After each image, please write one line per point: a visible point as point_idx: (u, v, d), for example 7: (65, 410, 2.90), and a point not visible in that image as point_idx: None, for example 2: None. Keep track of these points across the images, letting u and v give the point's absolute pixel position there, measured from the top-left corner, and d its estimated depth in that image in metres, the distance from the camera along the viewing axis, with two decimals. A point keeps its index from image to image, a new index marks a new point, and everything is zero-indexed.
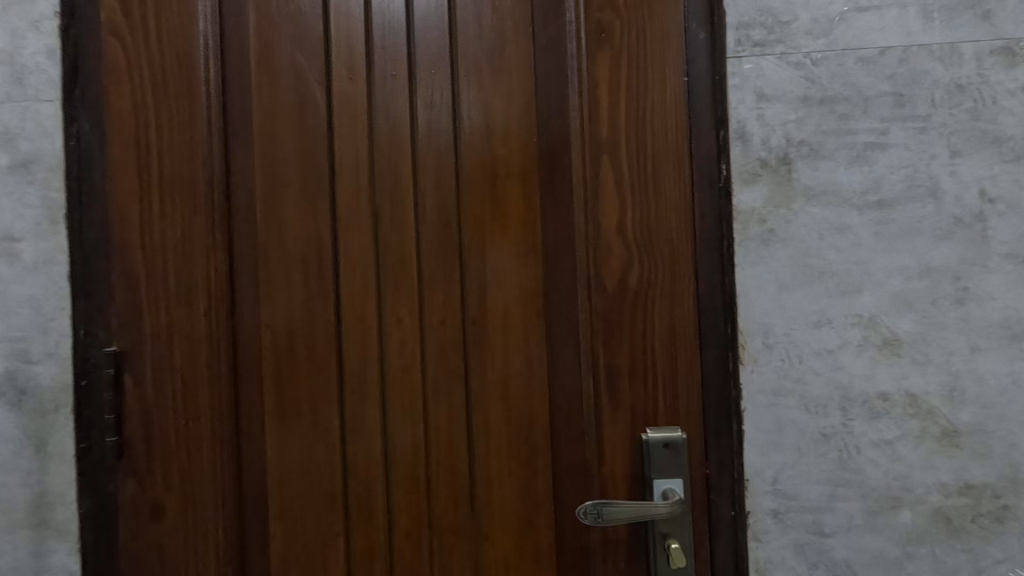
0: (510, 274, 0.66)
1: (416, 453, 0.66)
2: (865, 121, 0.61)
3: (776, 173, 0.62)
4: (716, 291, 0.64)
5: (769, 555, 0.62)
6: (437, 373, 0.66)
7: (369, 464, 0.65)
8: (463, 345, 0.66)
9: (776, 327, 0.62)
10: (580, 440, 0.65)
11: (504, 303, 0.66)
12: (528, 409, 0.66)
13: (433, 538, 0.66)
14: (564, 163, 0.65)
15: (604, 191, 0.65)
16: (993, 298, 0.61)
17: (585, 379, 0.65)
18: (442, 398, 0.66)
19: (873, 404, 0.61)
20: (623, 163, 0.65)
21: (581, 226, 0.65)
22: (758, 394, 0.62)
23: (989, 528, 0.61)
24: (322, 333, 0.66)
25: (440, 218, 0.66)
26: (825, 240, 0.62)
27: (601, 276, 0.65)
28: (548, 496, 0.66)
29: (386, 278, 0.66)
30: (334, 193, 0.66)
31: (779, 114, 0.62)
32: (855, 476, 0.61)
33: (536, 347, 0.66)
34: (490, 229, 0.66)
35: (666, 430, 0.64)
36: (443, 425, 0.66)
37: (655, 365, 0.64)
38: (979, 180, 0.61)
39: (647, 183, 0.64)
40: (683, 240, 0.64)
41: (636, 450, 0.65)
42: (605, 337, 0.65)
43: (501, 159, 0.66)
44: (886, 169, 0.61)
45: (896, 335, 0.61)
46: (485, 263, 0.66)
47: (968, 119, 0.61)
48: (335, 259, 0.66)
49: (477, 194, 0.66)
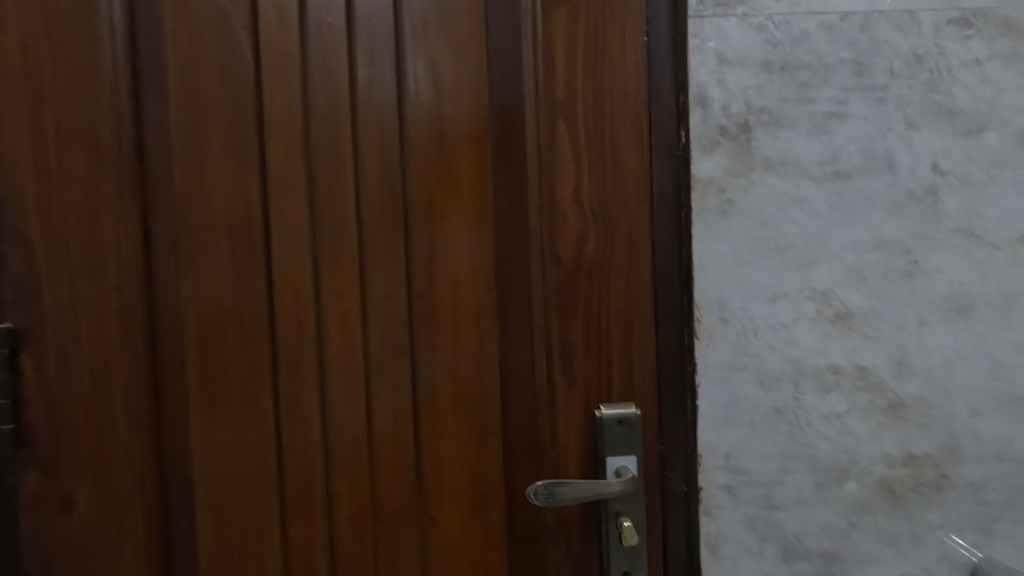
0: (460, 245, 0.62)
1: (358, 435, 0.62)
2: (825, 90, 0.60)
3: (735, 141, 0.60)
4: (673, 264, 0.62)
5: (721, 530, 0.61)
6: (381, 349, 0.61)
7: (307, 448, 0.61)
8: (409, 320, 0.62)
9: (732, 301, 0.60)
10: (533, 419, 0.62)
11: (453, 276, 0.62)
12: (479, 388, 0.62)
13: (377, 525, 0.62)
14: (517, 127, 0.61)
15: (560, 157, 0.61)
16: (941, 272, 0.61)
17: (538, 355, 0.62)
18: (386, 377, 0.62)
19: (825, 377, 0.61)
20: (580, 128, 0.61)
21: (535, 194, 0.61)
22: (713, 368, 0.61)
23: (929, 497, 0.62)
24: (253, 307, 0.60)
25: (384, 182, 0.61)
26: (783, 212, 0.60)
27: (556, 248, 0.61)
28: (500, 478, 0.63)
29: (324, 248, 0.61)
30: (264, 153, 0.59)
31: (740, 79, 0.60)
32: (805, 450, 0.61)
33: (487, 322, 0.62)
34: (438, 196, 0.61)
35: (620, 407, 0.62)
36: (388, 405, 0.62)
37: (610, 341, 0.62)
38: (932, 153, 0.60)
39: (604, 149, 0.61)
40: (641, 211, 0.62)
41: (590, 428, 0.63)
42: (559, 312, 0.62)
43: (450, 120, 0.61)
44: (844, 140, 0.60)
45: (848, 309, 0.61)
46: (433, 232, 0.61)
47: (924, 90, 0.60)
48: (267, 227, 0.60)
49: (424, 158, 0.61)
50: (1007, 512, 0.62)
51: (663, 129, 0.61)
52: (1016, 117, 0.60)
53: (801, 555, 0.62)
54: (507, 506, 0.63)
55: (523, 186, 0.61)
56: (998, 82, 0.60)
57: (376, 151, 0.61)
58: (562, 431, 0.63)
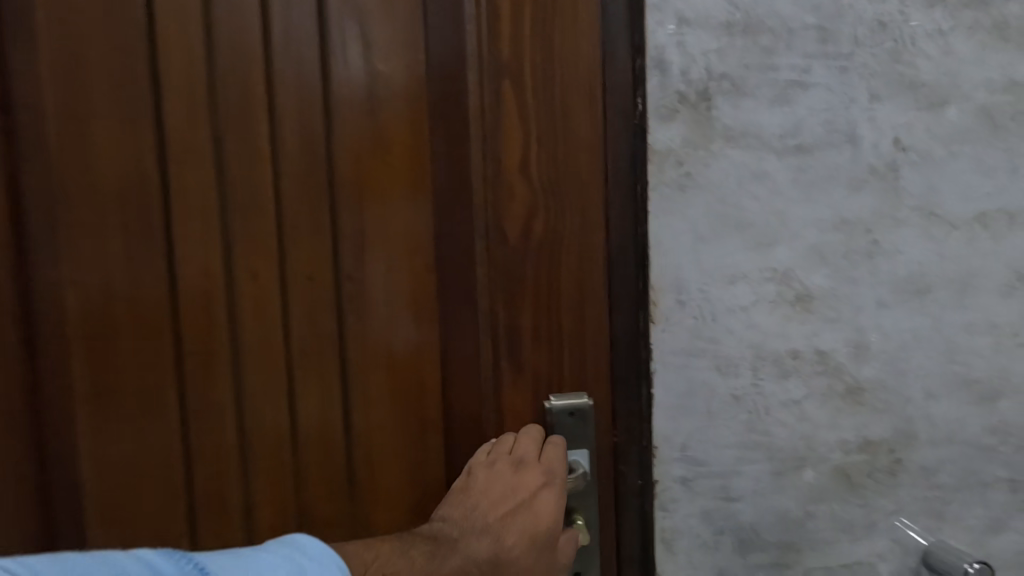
0: (395, 221, 0.55)
1: (280, 434, 0.55)
2: (788, 56, 0.56)
3: (695, 110, 0.55)
4: (629, 242, 0.57)
5: (676, 524, 0.58)
6: (305, 339, 0.55)
7: (219, 451, 0.54)
8: (337, 305, 0.55)
9: (690, 282, 0.56)
10: (478, 411, 0.57)
11: (387, 255, 0.56)
12: (417, 378, 0.57)
13: (303, 533, 0.56)
14: (458, 89, 0.55)
15: (506, 123, 0.55)
16: (900, 252, 0.59)
17: (482, 342, 0.56)
18: (311, 369, 0.55)
19: (784, 362, 0.58)
20: (528, 91, 0.55)
21: (479, 165, 0.55)
22: (669, 355, 0.57)
23: (884, 482, 0.60)
24: (150, 292, 0.52)
25: (306, 149, 0.54)
26: (743, 187, 0.56)
27: (502, 225, 0.56)
28: (442, 477, 0.58)
29: (235, 224, 0.53)
30: (161, 113, 0.51)
31: (700, 42, 0.55)
32: (763, 438, 0.58)
33: (425, 307, 0.57)
34: (369, 166, 0.55)
35: (572, 397, 0.57)
36: (314, 400, 0.55)
37: (561, 326, 0.57)
38: (894, 127, 0.58)
39: (554, 116, 0.56)
40: (594, 184, 0.56)
41: (539, 421, 0.58)
42: (506, 294, 0.56)
43: (382, 81, 0.55)
44: (806, 111, 0.57)
45: (808, 290, 0.58)
46: (364, 206, 0.55)
47: (888, 60, 0.57)
48: (165, 199, 0.52)
49: (352, 122, 0.54)
50: (958, 496, 0.61)
51: (618, 95, 0.56)
52: (976, 92, 0.58)
53: (757, 547, 0.59)
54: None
55: (463, 156, 0.55)
56: (960, 54, 0.58)
57: (295, 113, 0.53)
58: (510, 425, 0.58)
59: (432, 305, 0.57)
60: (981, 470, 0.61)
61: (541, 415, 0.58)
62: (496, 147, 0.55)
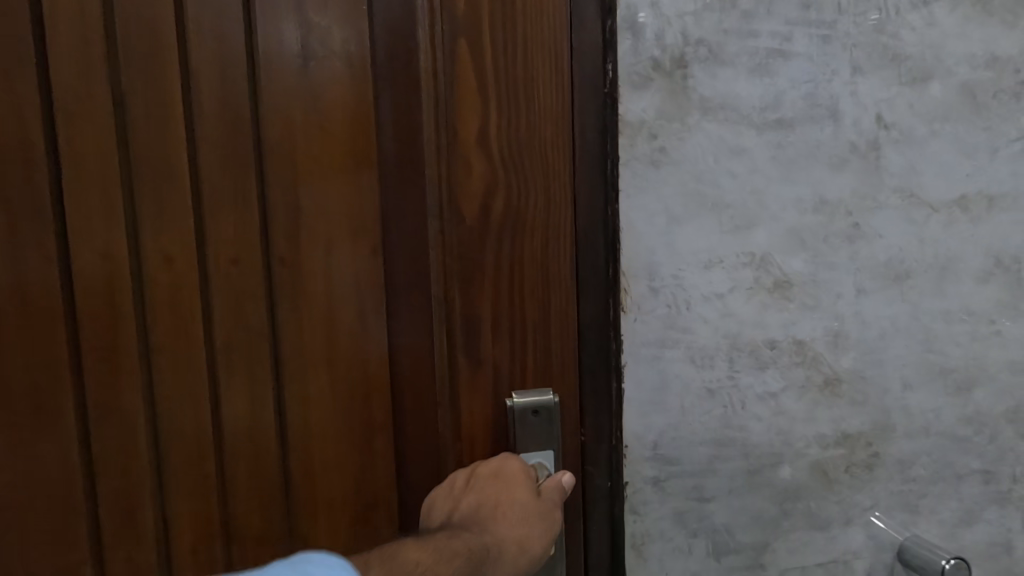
0: (333, 200, 0.49)
1: (200, 437, 0.49)
2: (769, 23, 0.52)
3: (670, 78, 0.51)
4: (598, 223, 0.52)
5: (647, 528, 0.54)
6: (228, 332, 0.49)
7: (131, 456, 0.49)
8: (265, 295, 0.49)
9: (663, 268, 0.52)
10: (431, 409, 0.52)
11: (325, 237, 0.50)
12: (361, 374, 0.51)
13: (231, 545, 0.51)
14: (406, 49, 0.49)
15: (461, 87, 0.49)
16: (881, 236, 0.56)
17: (434, 334, 0.51)
18: (237, 366, 0.49)
19: (761, 353, 0.54)
20: (486, 51, 0.49)
21: (431, 135, 0.49)
22: (641, 346, 0.52)
23: (860, 477, 0.58)
24: (48, 280, 0.47)
25: (227, 117, 0.47)
26: (721, 164, 0.52)
27: (458, 203, 0.50)
28: (391, 481, 0.53)
29: (144, 203, 0.47)
30: (54, 77, 0.45)
31: (676, 3, 0.50)
32: (738, 434, 0.55)
33: (368, 296, 0.51)
34: (302, 137, 0.48)
35: (536, 394, 0.52)
36: (240, 400, 0.50)
37: (525, 315, 0.52)
38: (877, 103, 0.54)
39: (516, 81, 0.50)
40: (561, 158, 0.51)
41: (500, 421, 0.53)
42: (462, 281, 0.50)
43: (317, 40, 0.48)
44: (787, 83, 0.53)
45: (787, 276, 0.54)
46: (296, 184, 0.49)
47: (871, 30, 0.54)
48: (58, 174, 0.46)
49: (281, 86, 0.48)
50: (933, 489, 0.59)
51: (587, 59, 0.51)
52: (959, 68, 0.55)
53: (731, 549, 0.56)
54: (400, 515, 0.53)
55: (411, 127, 0.49)
56: (943, 26, 0.55)
57: (212, 76, 0.47)
58: (466, 425, 0.52)
59: (376, 294, 0.51)
60: (956, 462, 0.60)
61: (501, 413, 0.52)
62: (451, 114, 0.49)
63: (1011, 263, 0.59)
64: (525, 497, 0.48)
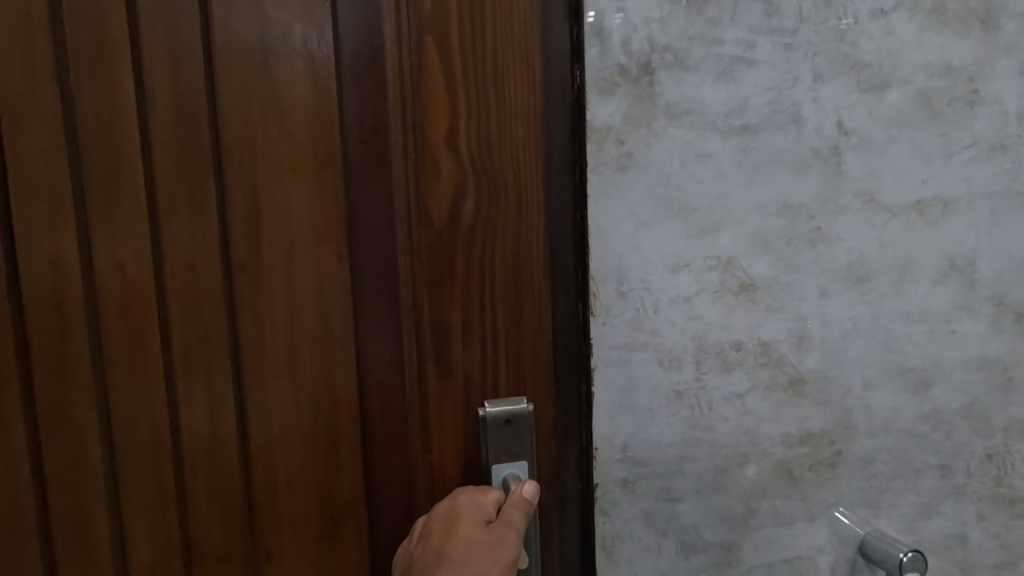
0: (296, 207, 0.49)
1: (156, 449, 0.48)
2: (733, 30, 0.53)
3: (636, 84, 0.51)
4: (564, 228, 0.52)
5: (617, 530, 0.54)
6: (187, 342, 0.48)
7: (80, 470, 0.48)
8: (225, 303, 0.49)
9: (631, 272, 0.52)
10: (400, 415, 0.52)
11: (288, 240, 0.49)
12: (325, 382, 0.50)
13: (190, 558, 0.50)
14: (372, 51, 0.48)
15: (428, 93, 0.49)
16: (843, 239, 0.57)
17: (403, 341, 0.51)
18: (194, 375, 0.48)
19: (727, 355, 0.55)
20: (455, 54, 0.49)
21: (399, 139, 0.49)
22: (609, 349, 0.53)
23: (824, 474, 0.59)
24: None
25: (183, 121, 0.46)
26: (687, 169, 0.53)
27: (425, 206, 0.49)
28: (359, 491, 0.52)
29: (94, 211, 0.46)
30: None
31: (642, 10, 0.51)
32: (705, 435, 0.55)
33: (333, 302, 0.50)
34: (263, 142, 0.48)
35: (509, 403, 0.52)
36: (196, 412, 0.49)
37: (496, 321, 0.51)
38: (838, 110, 0.56)
39: (486, 84, 0.49)
40: (534, 162, 0.51)
41: (472, 429, 0.53)
42: (431, 286, 0.50)
43: (276, 41, 0.47)
44: (751, 89, 0.53)
45: (752, 279, 0.55)
46: (253, 189, 0.48)
47: (832, 38, 0.55)
48: (5, 178, 0.45)
49: (241, 90, 0.47)
50: (893, 484, 0.61)
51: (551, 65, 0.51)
52: (915, 76, 0.57)
53: (699, 548, 0.56)
54: (367, 528, 0.53)
55: (376, 131, 0.49)
56: (901, 35, 0.56)
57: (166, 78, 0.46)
58: (434, 430, 0.52)
59: (342, 301, 0.50)
60: (914, 458, 0.61)
61: (463, 413, 0.53)
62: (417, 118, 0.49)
63: (964, 265, 0.61)
64: (470, 533, 0.47)
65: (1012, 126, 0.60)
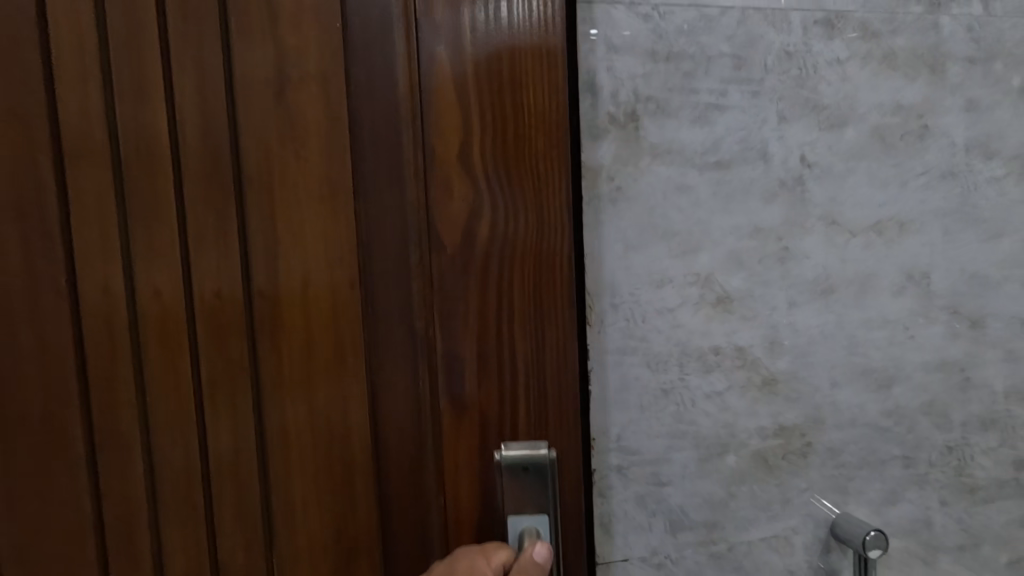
0: (315, 245, 0.57)
1: (190, 459, 0.56)
2: (707, 81, 0.62)
3: (624, 129, 0.60)
4: (558, 269, 0.58)
5: (613, 509, 0.63)
6: (219, 372, 0.56)
7: (130, 487, 0.55)
8: (251, 337, 0.56)
9: (622, 287, 0.62)
10: (411, 430, 0.59)
11: (301, 273, 0.57)
12: (338, 400, 0.58)
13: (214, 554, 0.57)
14: (391, 110, 0.56)
15: (441, 146, 0.56)
16: (808, 257, 0.66)
17: (417, 366, 0.59)
18: (225, 393, 0.56)
19: (707, 358, 0.64)
20: (472, 115, 0.56)
21: (413, 188, 0.57)
22: (604, 353, 0.62)
23: (796, 463, 0.67)
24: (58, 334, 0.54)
25: (212, 180, 0.54)
26: (669, 199, 0.62)
27: (439, 245, 0.57)
28: (370, 500, 0.59)
29: (142, 257, 0.54)
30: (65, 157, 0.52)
31: (628, 67, 0.60)
32: (689, 428, 0.64)
33: (347, 334, 0.58)
34: (284, 193, 0.56)
35: (531, 451, 0.58)
36: (230, 431, 0.56)
37: (512, 352, 0.58)
38: (801, 146, 0.64)
39: (502, 141, 0.56)
40: (554, 212, 0.58)
41: (493, 473, 0.59)
42: (443, 317, 0.58)
43: (294, 104, 0.55)
44: (723, 131, 0.63)
45: (728, 292, 0.64)
46: (277, 235, 0.56)
47: (794, 85, 0.64)
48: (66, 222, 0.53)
49: (267, 147, 0.55)
50: (860, 472, 0.69)
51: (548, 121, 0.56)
52: (870, 115, 0.66)
53: (685, 527, 0.65)
54: (381, 546, 0.60)
55: (383, 182, 0.57)
56: (856, 80, 0.65)
57: (203, 144, 0.54)
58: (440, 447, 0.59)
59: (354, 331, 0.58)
60: (880, 449, 0.69)
61: (478, 440, 0.59)
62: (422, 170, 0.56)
63: (921, 277, 0.69)
64: None
65: (960, 155, 0.68)
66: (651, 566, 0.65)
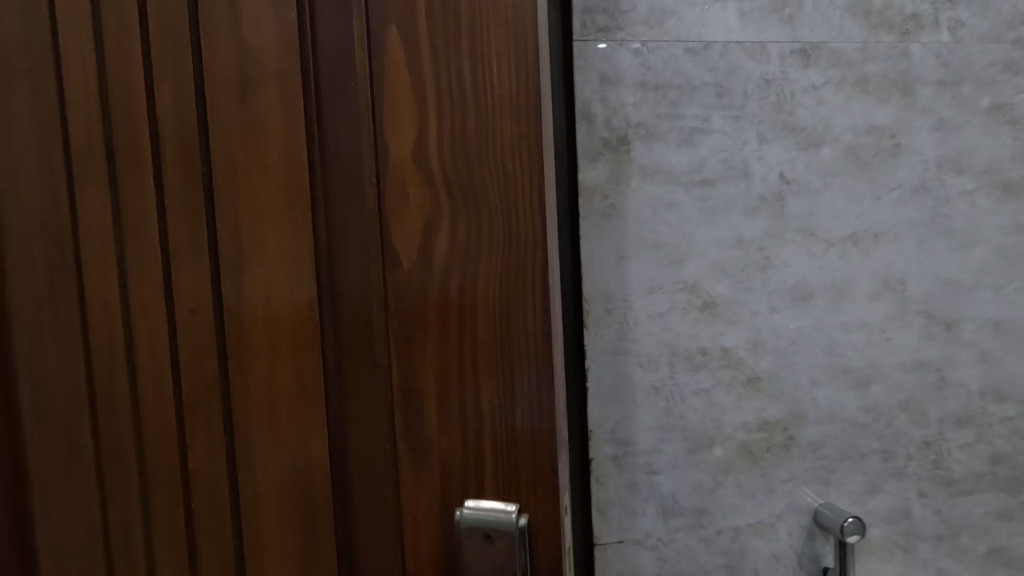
0: (274, 248, 0.41)
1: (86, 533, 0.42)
2: (692, 108, 0.69)
3: (617, 152, 0.67)
4: (535, 275, 0.40)
5: (609, 495, 0.70)
6: (119, 420, 0.42)
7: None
8: (167, 384, 0.41)
9: (615, 294, 0.69)
10: (376, 508, 0.42)
11: (265, 293, 0.41)
12: (301, 462, 0.42)
13: None
14: (341, 55, 0.39)
15: (394, 104, 0.39)
16: (789, 266, 0.72)
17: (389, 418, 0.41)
18: (125, 451, 0.42)
19: (695, 358, 0.70)
20: (427, 56, 0.39)
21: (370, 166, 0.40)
22: (600, 353, 0.69)
23: (780, 455, 0.73)
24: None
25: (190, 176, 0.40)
26: (658, 214, 0.69)
27: (398, 247, 0.40)
28: None
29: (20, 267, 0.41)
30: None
31: (620, 97, 0.67)
32: (679, 421, 0.71)
33: (306, 375, 0.42)
34: (244, 194, 0.40)
35: (489, 510, 0.41)
36: (128, 497, 0.42)
37: (487, 393, 0.41)
38: (780, 165, 0.71)
39: (479, 93, 0.39)
40: (529, 187, 0.40)
41: (449, 537, 0.42)
42: (404, 348, 0.41)
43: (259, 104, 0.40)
44: (708, 152, 0.69)
45: (714, 298, 0.71)
46: (219, 247, 0.41)
47: (772, 110, 0.70)
48: None
49: (183, 110, 0.40)
50: (841, 464, 0.75)
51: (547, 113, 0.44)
52: (844, 135, 0.72)
53: (676, 512, 0.71)
54: None
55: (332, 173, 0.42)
56: (831, 104, 0.71)
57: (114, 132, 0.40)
58: (398, 504, 0.42)
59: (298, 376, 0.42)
60: (859, 443, 0.75)
61: (441, 497, 0.41)
62: (382, 149, 0.40)
63: (896, 284, 0.74)
64: None
65: (932, 170, 0.74)
66: (646, 548, 0.71)
